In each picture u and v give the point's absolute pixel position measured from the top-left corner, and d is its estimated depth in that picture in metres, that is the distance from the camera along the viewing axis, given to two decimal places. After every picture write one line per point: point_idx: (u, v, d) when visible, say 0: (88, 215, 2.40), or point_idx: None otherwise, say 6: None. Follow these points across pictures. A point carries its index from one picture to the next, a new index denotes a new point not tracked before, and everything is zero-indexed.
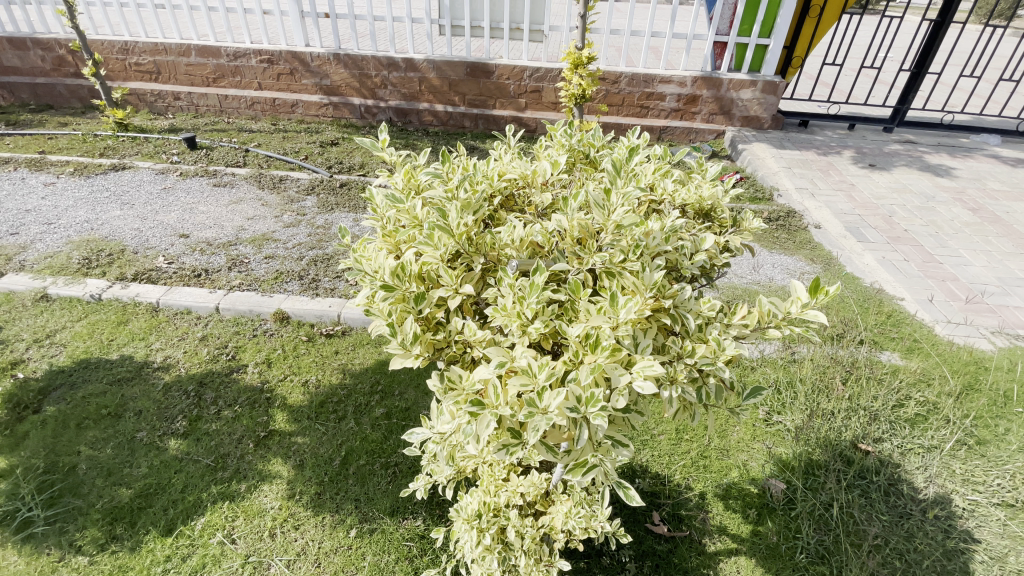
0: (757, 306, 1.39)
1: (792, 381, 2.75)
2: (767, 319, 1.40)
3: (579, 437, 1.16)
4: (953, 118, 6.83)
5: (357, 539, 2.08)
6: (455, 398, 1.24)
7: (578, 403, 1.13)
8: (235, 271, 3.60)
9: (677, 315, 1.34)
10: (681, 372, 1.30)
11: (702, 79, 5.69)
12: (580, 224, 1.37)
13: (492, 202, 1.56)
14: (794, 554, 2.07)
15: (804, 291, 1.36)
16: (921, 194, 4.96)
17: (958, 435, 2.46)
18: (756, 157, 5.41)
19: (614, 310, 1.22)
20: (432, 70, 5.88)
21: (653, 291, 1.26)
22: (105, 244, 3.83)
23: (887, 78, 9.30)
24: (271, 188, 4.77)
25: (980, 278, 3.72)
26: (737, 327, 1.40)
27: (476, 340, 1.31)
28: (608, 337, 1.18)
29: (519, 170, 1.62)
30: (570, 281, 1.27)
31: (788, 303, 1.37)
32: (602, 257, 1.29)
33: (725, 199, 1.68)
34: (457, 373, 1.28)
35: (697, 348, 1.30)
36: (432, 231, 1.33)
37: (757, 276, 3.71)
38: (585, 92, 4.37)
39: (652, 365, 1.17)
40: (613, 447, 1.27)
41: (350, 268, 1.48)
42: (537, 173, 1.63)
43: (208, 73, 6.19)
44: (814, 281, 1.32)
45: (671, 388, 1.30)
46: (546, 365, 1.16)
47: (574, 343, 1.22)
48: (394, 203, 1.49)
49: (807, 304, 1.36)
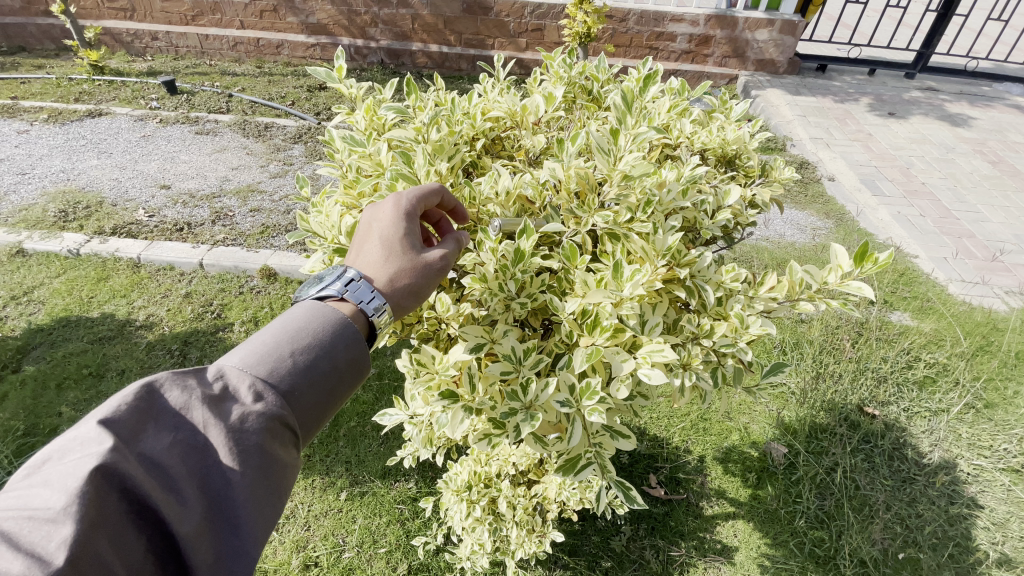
0: (789, 274, 1.25)
1: (799, 342, 2.61)
2: (800, 290, 1.27)
3: (573, 433, 1.04)
4: (979, 63, 6.42)
5: (348, 502, 2.03)
6: (426, 384, 1.05)
7: (571, 397, 1.03)
8: (219, 224, 3.43)
9: (694, 287, 1.19)
10: (697, 356, 1.17)
11: (715, 18, 5.29)
12: (578, 174, 1.18)
13: (474, 146, 1.38)
14: (793, 518, 2.03)
15: (848, 259, 1.21)
16: (941, 146, 4.71)
17: (966, 399, 2.38)
18: (771, 104, 5.09)
19: (617, 284, 1.07)
20: (426, 6, 5.47)
21: (664, 259, 1.11)
22: (83, 196, 3.65)
23: (912, 19, 8.74)
24: (257, 136, 4.52)
25: (997, 235, 3.57)
26: (765, 300, 1.25)
27: (449, 316, 1.16)
28: (608, 316, 1.05)
29: (506, 106, 1.40)
30: (565, 246, 1.11)
31: (827, 272, 1.23)
32: (605, 216, 1.10)
33: (752, 143, 1.50)
34: (429, 354, 1.06)
35: (717, 327, 1.18)
36: (396, 183, 1.16)
37: (766, 232, 3.54)
38: (591, 30, 4.05)
39: (662, 350, 1.04)
40: (612, 439, 1.15)
41: (303, 224, 1.34)
42: (528, 108, 1.42)
43: (186, 10, 5.78)
44: (861, 247, 1.17)
45: (685, 374, 1.18)
46: (531, 352, 1.08)
47: (568, 323, 1.10)
48: (354, 146, 1.32)
49: (850, 274, 1.21)
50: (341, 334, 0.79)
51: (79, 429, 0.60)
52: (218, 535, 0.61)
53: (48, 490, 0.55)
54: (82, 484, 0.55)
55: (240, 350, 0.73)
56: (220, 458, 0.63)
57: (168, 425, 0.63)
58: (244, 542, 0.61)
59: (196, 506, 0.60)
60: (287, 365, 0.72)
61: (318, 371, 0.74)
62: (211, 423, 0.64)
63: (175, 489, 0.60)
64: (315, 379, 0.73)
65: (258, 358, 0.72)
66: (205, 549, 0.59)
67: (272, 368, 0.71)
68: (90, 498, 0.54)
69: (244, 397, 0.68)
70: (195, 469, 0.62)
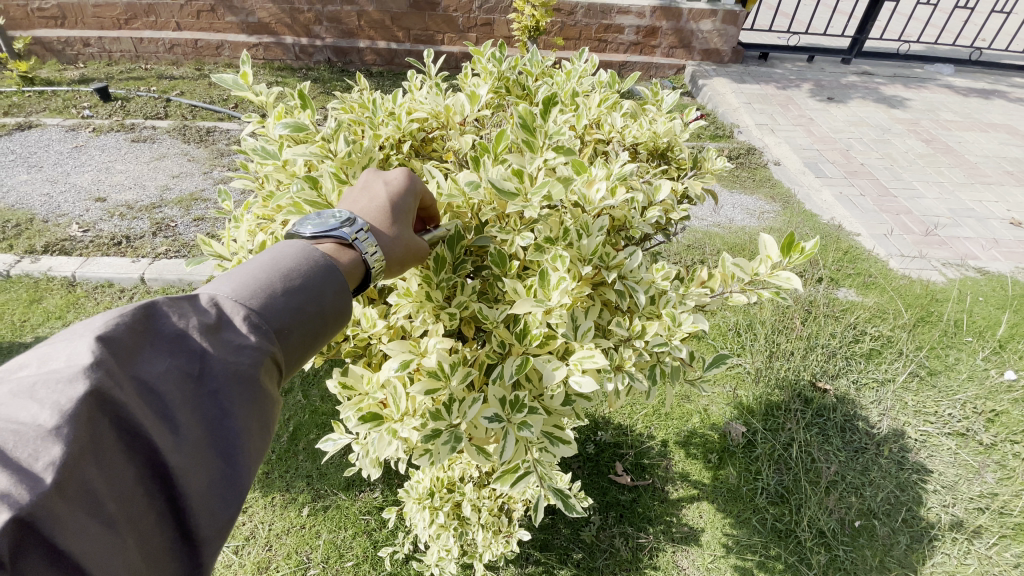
0: (721, 267, 1.30)
1: (752, 323, 2.68)
2: (731, 282, 1.31)
3: (505, 447, 1.03)
4: (910, 48, 6.76)
5: (311, 518, 1.97)
6: (357, 405, 1.10)
7: (501, 410, 1.03)
8: (161, 236, 3.27)
9: (624, 290, 1.18)
10: (630, 357, 1.18)
11: (661, 9, 5.38)
12: (501, 194, 1.14)
13: (401, 149, 1.34)
14: (754, 495, 2.09)
15: (776, 249, 1.24)
16: (878, 127, 4.94)
17: (910, 368, 2.50)
18: (717, 93, 5.21)
19: (545, 293, 1.07)
20: (371, 2, 5.34)
21: (590, 263, 1.12)
22: (9, 213, 3.41)
23: (846, 6, 9.12)
24: (198, 142, 4.31)
25: (933, 210, 3.77)
26: (696, 296, 1.28)
27: (376, 332, 1.17)
28: (538, 324, 1.06)
29: (431, 107, 1.37)
30: (494, 254, 1.13)
31: (757, 264, 1.26)
32: (526, 238, 1.09)
33: (683, 135, 1.52)
34: (358, 373, 1.11)
35: (648, 327, 1.19)
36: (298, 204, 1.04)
37: (718, 218, 3.64)
38: (539, 24, 4.04)
39: (592, 356, 1.03)
40: (552, 443, 1.15)
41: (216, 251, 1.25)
42: (453, 109, 1.39)
43: (115, 11, 5.47)
44: (788, 237, 1.20)
45: (620, 376, 1.17)
46: (459, 365, 1.03)
47: (499, 331, 1.11)
48: (267, 158, 1.23)
49: (779, 264, 1.25)
50: (340, 274, 0.77)
51: (66, 346, 0.56)
52: (213, 463, 0.58)
53: (30, 412, 0.51)
54: (73, 408, 0.51)
55: (236, 275, 0.70)
56: (218, 390, 0.60)
57: (165, 347, 0.60)
58: (239, 473, 0.59)
59: (192, 435, 0.57)
60: (292, 296, 0.70)
61: (324, 304, 0.73)
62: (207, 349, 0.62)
63: (169, 417, 0.57)
64: (317, 314, 0.72)
65: (258, 285, 0.68)
66: (199, 481, 0.57)
67: (276, 299, 0.69)
68: (82, 422, 0.51)
69: (246, 322, 0.65)
70: (192, 397, 0.59)
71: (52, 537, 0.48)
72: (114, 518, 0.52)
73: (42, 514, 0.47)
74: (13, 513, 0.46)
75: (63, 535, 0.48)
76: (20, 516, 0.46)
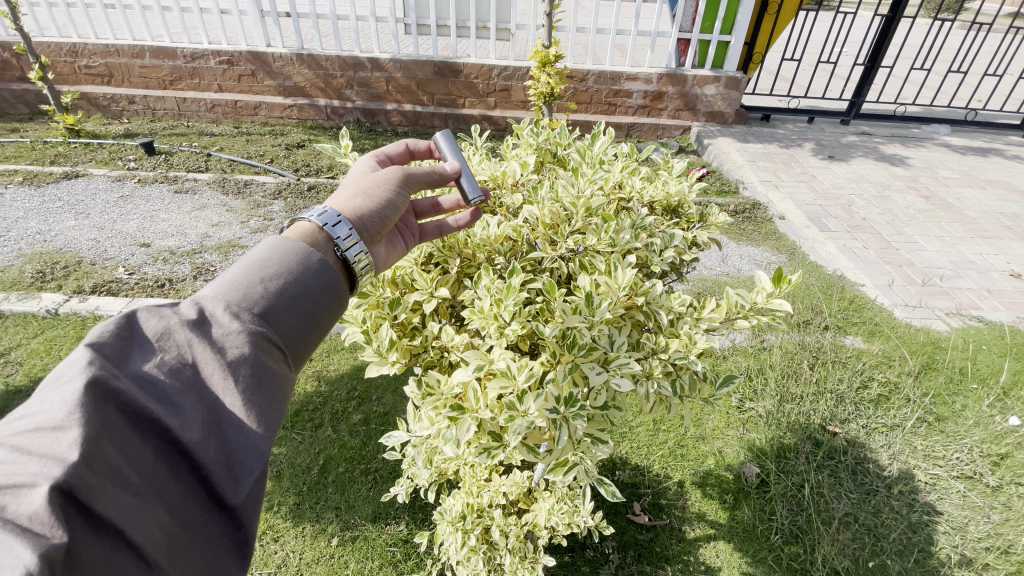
0: (726, 298, 1.44)
1: (763, 368, 2.79)
2: (736, 311, 1.45)
3: (559, 437, 1.22)
4: (905, 110, 7.12)
5: (340, 547, 2.05)
6: (434, 403, 1.27)
7: (557, 404, 1.20)
8: (201, 279, 3.50)
9: (649, 312, 1.37)
10: (657, 367, 1.33)
11: (667, 76, 5.78)
12: (552, 212, 1.41)
13: None
14: (769, 535, 2.14)
15: (768, 281, 1.43)
16: (878, 184, 5.18)
17: (918, 413, 2.58)
18: (722, 151, 5.53)
19: (590, 310, 1.23)
20: (399, 69, 5.81)
21: (625, 291, 1.28)
22: (60, 257, 3.68)
23: (843, 71, 9.65)
24: (236, 193, 4.64)
25: (934, 263, 3.92)
26: (707, 320, 1.44)
27: (452, 344, 1.37)
28: (585, 336, 1.23)
29: (489, 172, 1.64)
30: (545, 281, 1.25)
31: (755, 294, 1.44)
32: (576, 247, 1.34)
33: (692, 194, 1.70)
34: (436, 378, 1.30)
35: (671, 343, 1.33)
36: None
37: (725, 267, 3.80)
38: (554, 90, 4.39)
39: (627, 363, 1.27)
40: (592, 444, 1.31)
41: None
42: (507, 173, 1.63)
43: (164, 75, 5.99)
44: (776, 270, 1.40)
45: (647, 383, 1.34)
46: (524, 365, 1.18)
47: (552, 343, 1.25)
48: None
49: (770, 294, 1.44)
50: (314, 257, 0.94)
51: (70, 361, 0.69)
52: (221, 428, 0.72)
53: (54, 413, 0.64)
54: (83, 401, 0.64)
55: (214, 285, 0.85)
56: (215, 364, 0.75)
57: (153, 347, 0.74)
58: (247, 431, 0.73)
59: (194, 409, 0.71)
60: (269, 287, 0.86)
61: (303, 284, 0.90)
62: (198, 343, 0.76)
63: (172, 400, 0.70)
64: (300, 292, 0.89)
65: (237, 283, 0.84)
66: (213, 449, 0.70)
67: (254, 292, 0.84)
68: (93, 410, 0.64)
69: (227, 314, 0.80)
70: (188, 380, 0.73)
71: (90, 506, 0.60)
72: (140, 487, 0.64)
73: (78, 483, 0.59)
74: (52, 486, 0.58)
75: (98, 502, 0.60)
76: (61, 487, 0.58)
